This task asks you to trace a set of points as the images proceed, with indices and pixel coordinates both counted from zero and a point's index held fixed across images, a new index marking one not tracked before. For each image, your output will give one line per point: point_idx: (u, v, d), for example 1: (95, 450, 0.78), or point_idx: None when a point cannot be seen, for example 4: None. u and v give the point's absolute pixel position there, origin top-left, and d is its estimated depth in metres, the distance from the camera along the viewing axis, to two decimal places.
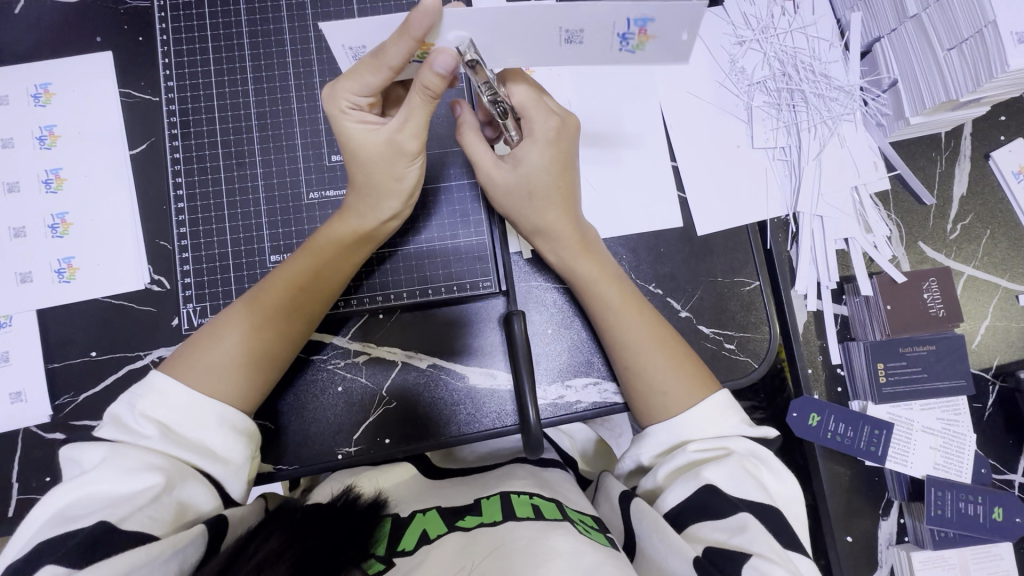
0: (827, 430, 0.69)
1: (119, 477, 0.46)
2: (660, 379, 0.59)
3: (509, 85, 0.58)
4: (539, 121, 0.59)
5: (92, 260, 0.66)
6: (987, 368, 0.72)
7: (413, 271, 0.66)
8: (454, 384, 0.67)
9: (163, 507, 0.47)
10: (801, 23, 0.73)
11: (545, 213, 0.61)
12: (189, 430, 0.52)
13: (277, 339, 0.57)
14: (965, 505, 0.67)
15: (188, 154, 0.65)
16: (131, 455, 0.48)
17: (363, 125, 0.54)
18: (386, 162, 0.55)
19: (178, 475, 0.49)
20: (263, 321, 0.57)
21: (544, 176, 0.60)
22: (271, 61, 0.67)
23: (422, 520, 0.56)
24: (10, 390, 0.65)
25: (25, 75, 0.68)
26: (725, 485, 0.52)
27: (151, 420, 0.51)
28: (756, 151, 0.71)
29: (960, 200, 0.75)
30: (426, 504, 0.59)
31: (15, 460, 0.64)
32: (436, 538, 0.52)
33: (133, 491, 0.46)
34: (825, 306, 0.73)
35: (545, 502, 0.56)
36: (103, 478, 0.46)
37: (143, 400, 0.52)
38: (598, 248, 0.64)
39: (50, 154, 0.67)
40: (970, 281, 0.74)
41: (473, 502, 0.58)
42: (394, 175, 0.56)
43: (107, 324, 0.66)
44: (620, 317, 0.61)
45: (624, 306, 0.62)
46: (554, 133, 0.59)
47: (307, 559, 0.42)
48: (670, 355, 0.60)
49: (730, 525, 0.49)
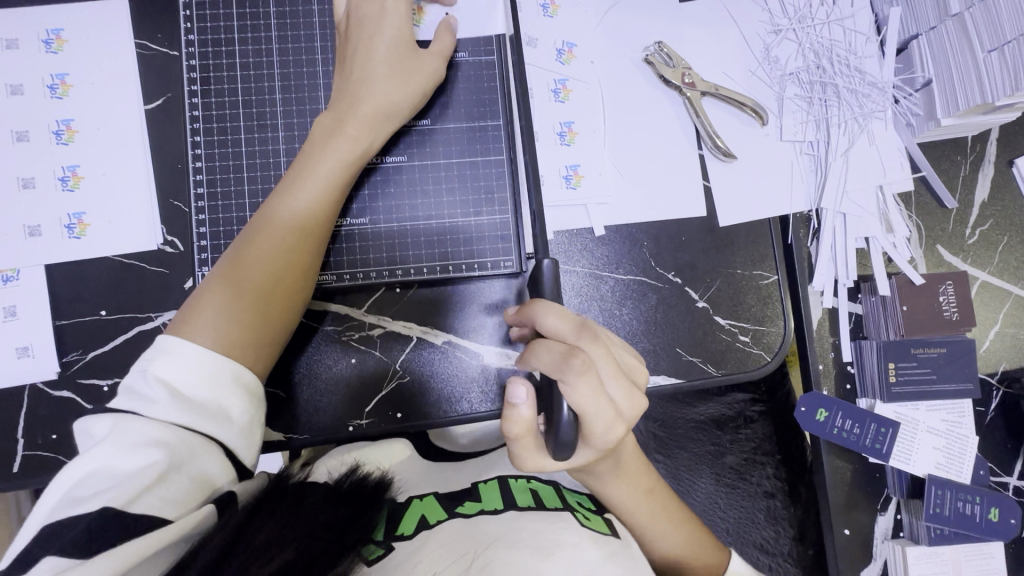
0: (833, 426, 0.70)
1: (120, 454, 0.44)
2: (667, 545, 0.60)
3: (550, 326, 0.48)
4: (592, 351, 0.47)
5: (104, 217, 0.65)
6: (993, 374, 0.74)
7: (436, 247, 0.65)
8: (469, 359, 0.67)
9: (176, 484, 0.46)
10: (840, 15, 0.72)
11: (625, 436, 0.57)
12: (201, 395, 0.50)
13: (289, 270, 0.57)
14: (962, 504, 0.69)
15: (208, 112, 0.63)
16: (135, 428, 0.46)
17: (367, 39, 0.60)
18: (405, 66, 0.60)
19: (185, 448, 0.47)
20: (274, 273, 0.56)
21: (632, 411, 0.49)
22: (297, 22, 0.64)
23: (419, 505, 0.57)
24: (17, 345, 0.63)
25: (36, 19, 0.65)
26: None
27: (161, 383, 0.49)
28: (783, 143, 0.71)
29: (982, 205, 0.75)
30: (422, 489, 0.61)
31: (19, 416, 0.63)
32: (437, 524, 0.53)
33: (142, 469, 0.44)
34: (841, 304, 0.72)
35: (542, 488, 0.60)
36: (108, 454, 0.44)
37: (155, 360, 0.50)
38: (662, 492, 0.62)
39: (61, 104, 0.65)
40: (983, 286, 0.75)
41: (472, 488, 0.60)
42: (403, 76, 0.60)
43: (117, 283, 0.65)
44: (654, 534, 0.60)
45: (667, 520, 0.61)
46: (610, 368, 0.48)
47: (313, 544, 0.44)
48: (679, 528, 0.61)
49: None
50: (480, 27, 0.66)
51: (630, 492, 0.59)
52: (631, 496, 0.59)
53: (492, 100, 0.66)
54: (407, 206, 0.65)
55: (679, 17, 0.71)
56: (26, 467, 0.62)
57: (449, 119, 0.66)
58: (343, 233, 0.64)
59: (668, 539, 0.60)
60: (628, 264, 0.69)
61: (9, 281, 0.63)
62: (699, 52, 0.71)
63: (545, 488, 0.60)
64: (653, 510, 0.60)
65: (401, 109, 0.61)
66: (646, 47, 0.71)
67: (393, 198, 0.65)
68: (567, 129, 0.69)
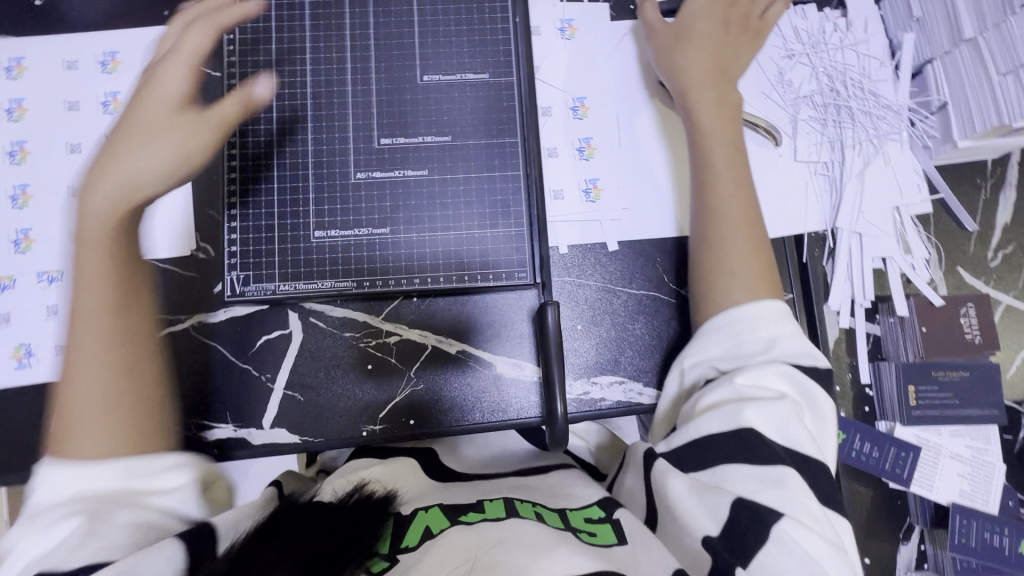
0: (852, 449, 0.69)
1: (41, 533, 0.44)
2: (730, 259, 0.61)
3: (726, 47, 0.68)
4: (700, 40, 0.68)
5: (144, 223, 0.69)
6: (1020, 401, 0.72)
7: (453, 258, 0.67)
8: (482, 370, 0.68)
9: (106, 535, 0.44)
10: (853, 40, 0.73)
11: (695, 46, 0.67)
12: (131, 478, 0.49)
13: (120, 350, 0.53)
14: (990, 535, 0.67)
15: (245, 127, 0.67)
16: (47, 514, 0.45)
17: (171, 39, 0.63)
18: (184, 75, 0.59)
19: (104, 510, 0.46)
20: (110, 336, 0.53)
21: (718, 135, 0.64)
22: (330, 44, 0.68)
23: (424, 516, 0.53)
24: (55, 342, 0.67)
25: (95, 42, 0.71)
26: (768, 427, 0.51)
27: (63, 470, 0.48)
28: (798, 164, 0.71)
29: (1004, 228, 0.74)
30: (428, 501, 0.56)
31: (53, 410, 0.66)
32: (439, 534, 0.50)
33: (65, 537, 0.43)
34: (858, 324, 0.72)
35: (547, 510, 0.54)
36: (30, 539, 0.44)
37: (39, 493, 0.48)
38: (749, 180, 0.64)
39: (111, 119, 0.70)
40: (1008, 310, 0.73)
41: (476, 502, 0.56)
42: (192, 54, 0.59)
43: (152, 285, 0.68)
44: (719, 178, 0.63)
45: (729, 168, 0.63)
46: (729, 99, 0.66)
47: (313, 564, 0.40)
48: (751, 242, 0.61)
49: (769, 476, 0.48)
50: (487, 45, 0.69)
51: (716, 116, 0.65)
52: (712, 108, 0.65)
53: (509, 118, 0.69)
54: (426, 216, 0.67)
55: None
56: None
57: (468, 135, 0.69)
58: (365, 241, 0.67)
59: (728, 201, 0.62)
60: (641, 278, 0.70)
61: (53, 281, 0.68)
62: None
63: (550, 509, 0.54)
64: (744, 211, 0.62)
65: (194, 143, 0.58)
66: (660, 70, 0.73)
67: (413, 210, 0.67)
68: (585, 144, 0.72)
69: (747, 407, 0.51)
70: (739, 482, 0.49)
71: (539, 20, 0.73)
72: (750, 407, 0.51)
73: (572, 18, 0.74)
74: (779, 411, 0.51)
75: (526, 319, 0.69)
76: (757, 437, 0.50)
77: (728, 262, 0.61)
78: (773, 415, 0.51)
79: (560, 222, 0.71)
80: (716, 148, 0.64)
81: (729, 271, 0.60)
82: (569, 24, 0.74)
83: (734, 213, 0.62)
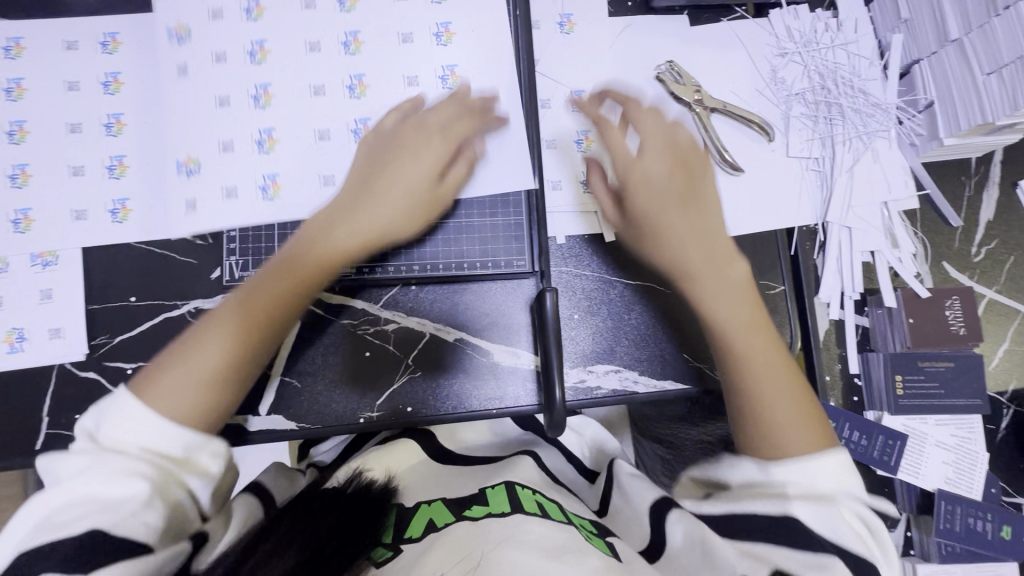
0: (841, 437, 0.70)
1: (101, 483, 0.46)
2: (778, 404, 0.54)
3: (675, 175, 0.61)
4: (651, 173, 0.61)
5: (147, 203, 0.68)
6: (1003, 392, 0.74)
7: (452, 246, 0.68)
8: (479, 358, 0.69)
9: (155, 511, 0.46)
10: (843, 40, 0.75)
11: (671, 230, 0.60)
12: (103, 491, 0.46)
13: None
14: (973, 520, 0.69)
15: (245, 114, 0.67)
16: (107, 465, 0.47)
17: None
18: None
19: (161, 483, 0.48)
20: None
21: (730, 309, 0.58)
22: (332, 31, 0.69)
23: (428, 510, 0.55)
24: (50, 326, 0.66)
25: (93, 24, 0.69)
26: (817, 523, 0.49)
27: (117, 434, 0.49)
28: (789, 159, 0.73)
29: (988, 224, 0.76)
30: (428, 494, 0.60)
31: (47, 397, 0.65)
32: (443, 527, 0.51)
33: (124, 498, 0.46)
34: (847, 316, 0.73)
35: (548, 502, 0.56)
36: (91, 487, 0.46)
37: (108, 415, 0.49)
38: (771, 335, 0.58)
39: (113, 99, 0.69)
40: (991, 304, 0.75)
41: (478, 493, 0.58)
42: None
43: (149, 272, 0.68)
44: (747, 341, 0.57)
45: (749, 326, 0.57)
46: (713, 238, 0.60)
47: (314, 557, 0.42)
48: (794, 387, 0.56)
49: (812, 559, 0.47)
50: (487, 37, 0.70)
51: (726, 305, 0.58)
52: (717, 299, 0.58)
53: (510, 109, 0.70)
54: None
55: (689, 39, 0.75)
56: (51, 445, 0.65)
57: None
58: None
59: (769, 369, 0.56)
60: (636, 269, 0.71)
61: (48, 265, 0.67)
62: (708, 72, 0.74)
63: (552, 501, 0.56)
64: (771, 345, 0.57)
65: None
66: (657, 66, 0.74)
67: None
68: (584, 136, 0.73)
69: (794, 500, 0.50)
70: (781, 561, 0.48)
71: (540, 14, 0.74)
72: (797, 501, 0.50)
73: (571, 13, 0.74)
74: (831, 511, 0.49)
75: (525, 307, 0.70)
76: (807, 531, 0.49)
77: (778, 413, 0.54)
78: (825, 513, 0.49)
79: (558, 212, 0.71)
80: (730, 291, 0.59)
81: (778, 428, 0.53)
82: (568, 19, 0.74)
83: (768, 359, 0.56)
